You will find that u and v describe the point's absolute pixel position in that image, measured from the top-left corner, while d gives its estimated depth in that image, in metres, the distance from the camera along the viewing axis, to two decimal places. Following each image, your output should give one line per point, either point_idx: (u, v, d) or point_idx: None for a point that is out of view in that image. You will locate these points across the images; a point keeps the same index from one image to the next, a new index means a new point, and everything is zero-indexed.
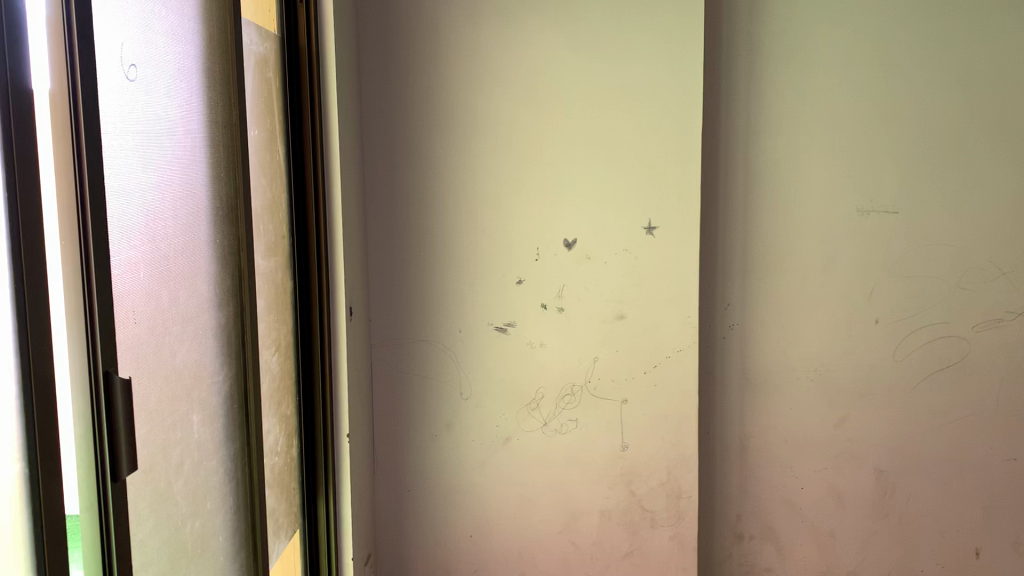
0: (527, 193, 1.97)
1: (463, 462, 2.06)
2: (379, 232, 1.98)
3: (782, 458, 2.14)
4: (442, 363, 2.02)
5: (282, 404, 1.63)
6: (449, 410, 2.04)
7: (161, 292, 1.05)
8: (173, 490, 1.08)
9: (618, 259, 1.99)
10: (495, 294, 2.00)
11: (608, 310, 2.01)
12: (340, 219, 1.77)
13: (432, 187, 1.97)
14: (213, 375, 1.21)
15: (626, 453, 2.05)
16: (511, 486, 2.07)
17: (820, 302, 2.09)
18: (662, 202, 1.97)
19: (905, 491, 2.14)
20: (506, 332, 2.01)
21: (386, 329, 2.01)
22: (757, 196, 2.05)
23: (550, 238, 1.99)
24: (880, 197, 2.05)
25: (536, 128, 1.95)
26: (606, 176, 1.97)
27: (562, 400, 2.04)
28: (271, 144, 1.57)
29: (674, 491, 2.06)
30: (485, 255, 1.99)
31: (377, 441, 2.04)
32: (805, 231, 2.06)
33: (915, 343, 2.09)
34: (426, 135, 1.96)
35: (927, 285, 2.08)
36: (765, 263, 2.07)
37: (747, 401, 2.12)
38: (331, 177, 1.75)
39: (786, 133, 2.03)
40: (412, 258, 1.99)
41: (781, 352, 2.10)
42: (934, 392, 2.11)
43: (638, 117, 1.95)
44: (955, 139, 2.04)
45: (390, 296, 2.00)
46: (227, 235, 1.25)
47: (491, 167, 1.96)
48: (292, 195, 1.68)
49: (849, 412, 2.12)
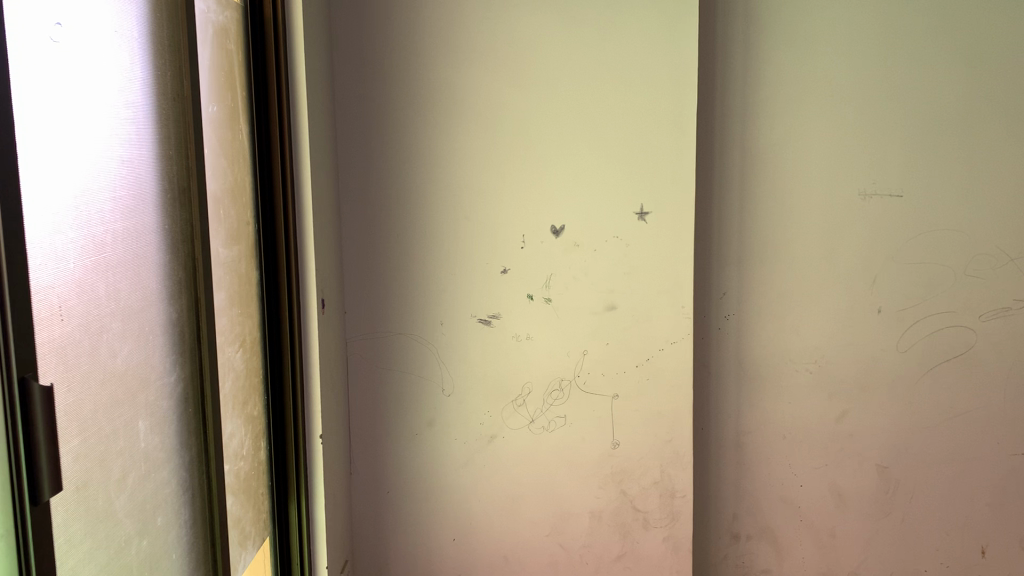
0: (512, 177, 1.85)
1: (445, 461, 1.94)
2: (355, 218, 1.85)
3: (781, 454, 2.03)
4: (422, 358, 1.90)
5: (247, 403, 1.51)
6: (430, 408, 1.92)
7: (97, 283, 0.93)
8: (116, 507, 0.97)
9: (609, 246, 1.88)
10: (478, 283, 1.88)
11: (598, 300, 1.90)
12: (310, 204, 1.64)
13: (411, 170, 1.84)
14: (163, 377, 1.09)
15: (617, 450, 1.94)
16: (496, 487, 1.95)
17: (820, 291, 1.98)
18: (655, 186, 1.86)
19: (908, 487, 2.04)
20: (490, 324, 1.90)
21: (362, 322, 1.88)
22: (754, 180, 1.94)
23: (537, 224, 1.87)
24: (884, 180, 1.95)
25: (520, 108, 1.83)
26: (595, 159, 1.85)
27: (550, 396, 1.92)
28: (232, 123, 1.45)
29: (668, 490, 1.96)
30: (467, 243, 1.87)
31: (353, 440, 1.92)
32: (805, 216, 1.96)
33: (919, 334, 1.99)
34: (404, 115, 1.83)
35: (932, 272, 1.98)
36: (763, 251, 1.96)
37: (743, 395, 2.01)
38: (300, 159, 1.62)
39: (785, 113, 1.92)
40: (389, 246, 1.86)
41: (779, 344, 2.00)
42: (938, 385, 2.01)
43: (628, 95, 1.83)
44: (963, 119, 1.93)
45: (366, 287, 1.87)
46: (177, 220, 1.13)
47: (473, 148, 1.84)
48: (257, 177, 1.55)
49: (851, 407, 2.02)
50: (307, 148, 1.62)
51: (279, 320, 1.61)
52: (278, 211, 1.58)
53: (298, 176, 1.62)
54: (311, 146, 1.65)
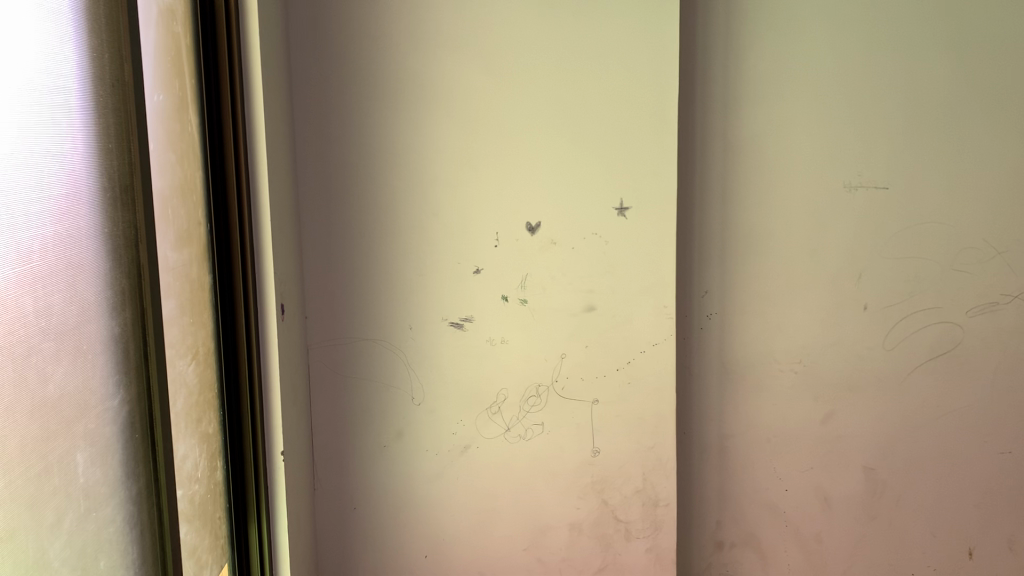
0: (484, 171, 1.74)
1: (416, 475, 1.83)
2: (315, 216, 1.72)
3: (766, 458, 1.96)
4: (390, 365, 1.78)
5: (202, 421, 1.38)
6: (398, 417, 1.80)
7: (22, 298, 0.79)
8: (49, 556, 0.84)
9: (587, 244, 1.78)
10: (450, 284, 1.77)
11: (577, 301, 1.80)
12: (267, 202, 1.51)
13: (376, 165, 1.72)
14: (105, 401, 0.95)
15: (598, 459, 1.85)
16: (471, 501, 1.85)
17: (805, 289, 1.91)
18: (635, 180, 1.76)
19: (895, 489, 1.98)
20: (462, 328, 1.78)
21: (325, 327, 1.75)
22: (737, 172, 1.85)
23: (511, 221, 1.76)
24: (870, 173, 1.88)
25: (493, 97, 1.72)
26: (573, 151, 1.75)
27: (526, 403, 1.82)
28: (180, 114, 1.32)
29: (651, 499, 1.87)
30: (437, 242, 1.76)
31: (317, 454, 1.79)
32: (789, 211, 1.88)
33: (905, 331, 1.93)
34: (368, 105, 1.70)
35: (919, 267, 1.91)
36: (745, 247, 1.88)
37: (727, 398, 1.93)
38: (255, 153, 1.50)
39: (769, 102, 1.84)
40: (353, 247, 1.74)
41: (763, 344, 1.92)
42: (925, 384, 1.95)
43: (606, 83, 1.73)
44: (950, 108, 1.87)
45: (329, 291, 1.75)
46: (120, 222, 0.99)
47: (443, 140, 1.73)
48: (209, 171, 1.42)
49: (837, 407, 1.95)
50: (263, 140, 1.50)
51: (235, 327, 1.48)
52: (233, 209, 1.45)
53: (253, 171, 1.50)
54: (268, 139, 1.52)
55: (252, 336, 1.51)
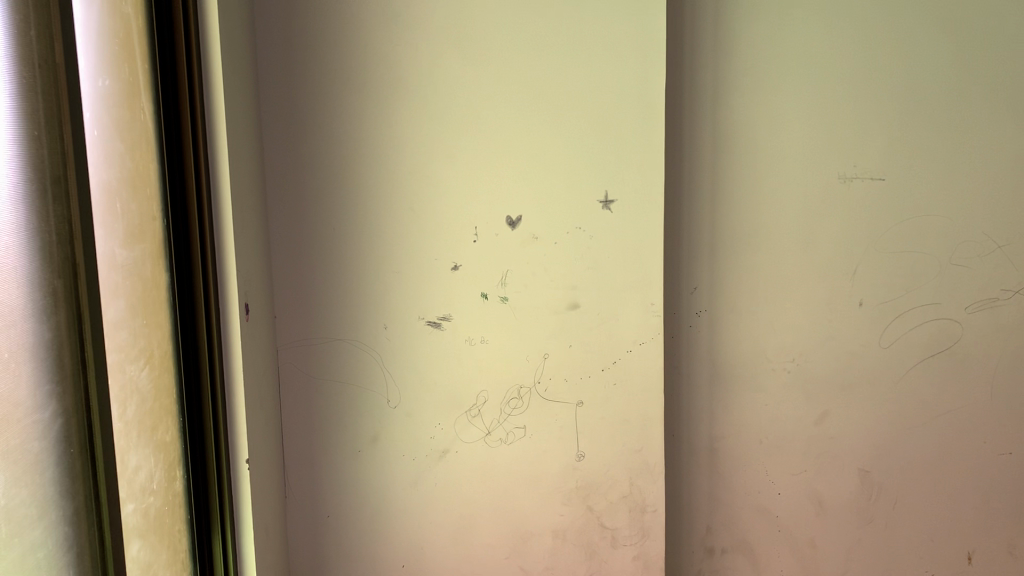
0: (462, 163, 1.66)
1: (392, 481, 1.74)
2: (282, 210, 1.63)
3: (757, 461, 1.88)
4: (364, 367, 1.70)
5: (157, 429, 1.30)
6: (373, 421, 1.72)
7: None
8: None
9: (570, 238, 1.70)
10: (427, 282, 1.69)
11: (560, 298, 1.72)
12: (229, 193, 1.41)
13: (348, 156, 1.63)
14: (33, 414, 0.87)
15: (582, 463, 1.77)
16: (450, 507, 1.77)
17: (798, 285, 1.83)
18: (620, 172, 1.68)
19: (891, 492, 1.91)
20: (439, 327, 1.70)
21: (295, 326, 1.66)
22: (727, 164, 1.77)
23: (491, 215, 1.68)
24: (865, 163, 1.80)
25: (471, 84, 1.64)
26: (555, 141, 1.67)
27: (507, 405, 1.74)
28: (130, 100, 1.24)
29: (637, 505, 1.80)
30: (413, 237, 1.67)
31: (288, 460, 1.70)
32: (781, 204, 1.80)
33: (902, 328, 1.86)
34: (338, 93, 1.61)
35: (916, 262, 1.84)
36: (735, 241, 1.80)
37: (717, 398, 1.85)
38: (215, 141, 1.40)
39: (760, 89, 1.76)
40: (323, 243, 1.65)
41: (754, 342, 1.84)
42: (922, 383, 1.88)
43: (590, 70, 1.65)
44: (949, 96, 1.79)
45: (298, 288, 1.66)
46: (50, 219, 0.90)
47: (417, 131, 1.64)
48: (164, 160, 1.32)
49: (831, 408, 1.87)
50: (224, 127, 1.39)
51: (195, 329, 1.38)
52: (191, 202, 1.34)
53: (214, 160, 1.40)
54: (230, 127, 1.43)
55: (213, 338, 1.40)
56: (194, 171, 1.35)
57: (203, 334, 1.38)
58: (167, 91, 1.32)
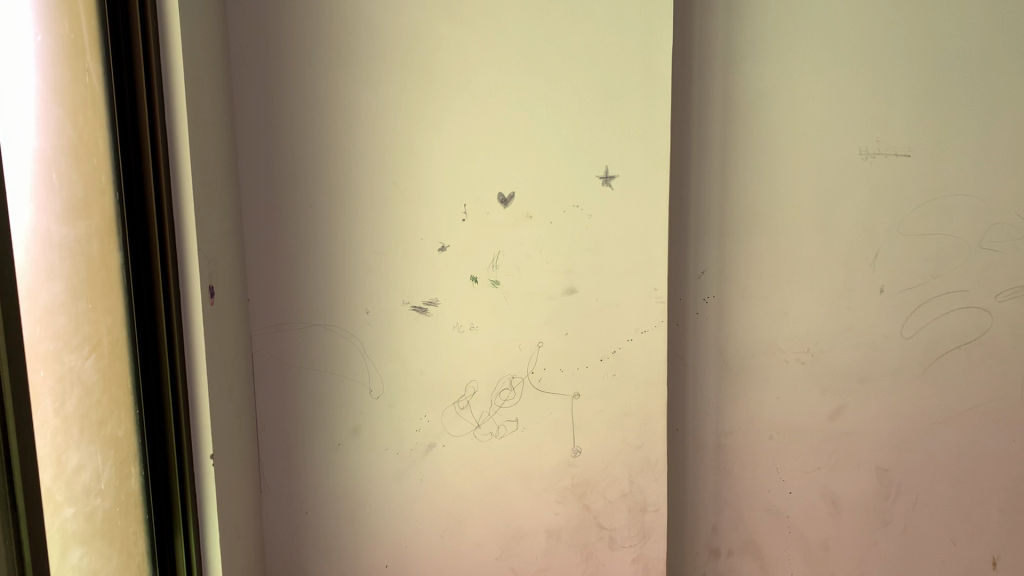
0: (450, 135, 1.53)
1: (374, 477, 1.62)
2: (255, 184, 1.49)
3: (768, 458, 1.75)
4: (343, 355, 1.57)
5: (107, 423, 1.18)
6: (354, 413, 1.59)
7: None
8: None
9: (567, 217, 1.57)
10: (411, 263, 1.56)
11: (556, 283, 1.59)
12: (189, 164, 1.25)
13: (326, 127, 1.50)
14: None
15: (578, 459, 1.65)
16: (436, 506, 1.65)
17: (815, 270, 1.69)
18: (623, 145, 1.55)
19: (911, 492, 1.78)
20: (426, 313, 1.58)
21: (269, 310, 1.53)
22: (737, 137, 1.64)
23: (481, 192, 1.55)
24: (889, 138, 1.66)
25: (460, 49, 1.51)
26: (551, 113, 1.54)
27: (498, 397, 1.62)
28: (71, 61, 1.10)
29: (637, 504, 1.68)
30: (395, 215, 1.54)
31: (263, 455, 1.57)
32: (797, 182, 1.66)
33: (925, 317, 1.72)
34: (315, 56, 1.48)
35: (943, 246, 1.70)
36: (747, 222, 1.67)
37: (725, 391, 1.72)
38: (173, 105, 1.23)
39: (775, 56, 1.62)
40: (300, 220, 1.52)
41: (766, 331, 1.71)
42: (947, 376, 1.74)
43: (590, 35, 1.52)
44: (981, 67, 1.65)
45: (274, 270, 1.52)
46: None
47: (403, 99, 1.51)
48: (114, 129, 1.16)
49: (848, 402, 1.74)
50: (181, 81, 1.23)
51: (154, 310, 1.23)
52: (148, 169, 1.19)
53: (174, 126, 1.24)
54: (197, 92, 1.30)
55: (173, 320, 1.25)
56: (149, 135, 1.19)
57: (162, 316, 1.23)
58: (119, 44, 1.16)
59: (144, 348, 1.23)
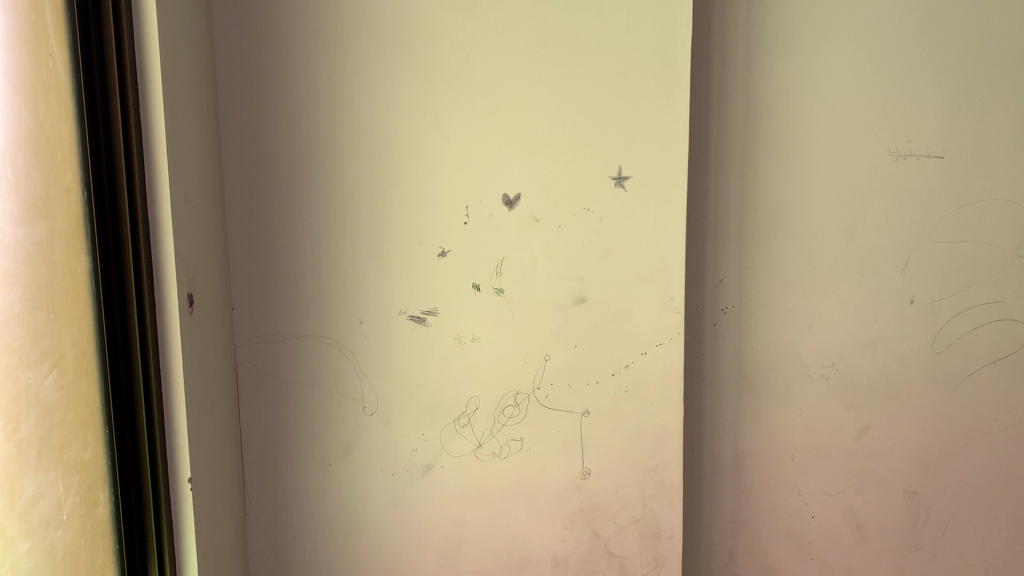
0: (453, 131, 1.42)
1: (367, 501, 1.50)
2: (241, 181, 1.38)
3: (789, 480, 1.64)
4: (336, 368, 1.45)
5: (70, 445, 1.04)
6: (346, 431, 1.47)
7: None
8: None
9: (577, 221, 1.46)
10: (409, 269, 1.45)
11: (564, 292, 1.48)
12: (164, 155, 1.11)
13: (318, 121, 1.39)
14: None
15: (587, 481, 1.54)
16: (434, 532, 1.52)
17: (840, 279, 1.58)
18: (638, 144, 1.44)
19: (941, 517, 1.67)
20: (424, 323, 1.46)
21: (255, 320, 1.42)
22: (759, 136, 1.53)
23: (485, 193, 1.44)
24: (921, 138, 1.55)
25: (464, 38, 1.40)
26: (561, 108, 1.43)
27: (501, 414, 1.50)
28: (35, 44, 0.95)
29: (650, 530, 1.56)
30: (392, 217, 1.43)
31: (247, 475, 1.45)
32: (823, 184, 1.55)
33: (958, 331, 1.61)
34: (308, 44, 1.36)
35: (978, 254, 1.59)
36: (768, 228, 1.56)
37: (744, 408, 1.61)
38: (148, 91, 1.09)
39: (801, 49, 1.51)
40: (289, 222, 1.40)
41: (787, 344, 1.60)
42: (981, 393, 1.63)
43: (603, 26, 1.41)
44: (1018, 65, 1.54)
45: (259, 275, 1.41)
46: None
47: (402, 91, 1.40)
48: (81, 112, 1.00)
49: (875, 421, 1.63)
50: (156, 61, 1.09)
51: (126, 311, 1.08)
52: (119, 151, 1.04)
53: (148, 114, 1.10)
54: (180, 83, 1.19)
55: (146, 323, 1.10)
56: (121, 120, 1.04)
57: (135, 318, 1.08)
58: (87, 14, 1.00)
59: (115, 355, 1.08)
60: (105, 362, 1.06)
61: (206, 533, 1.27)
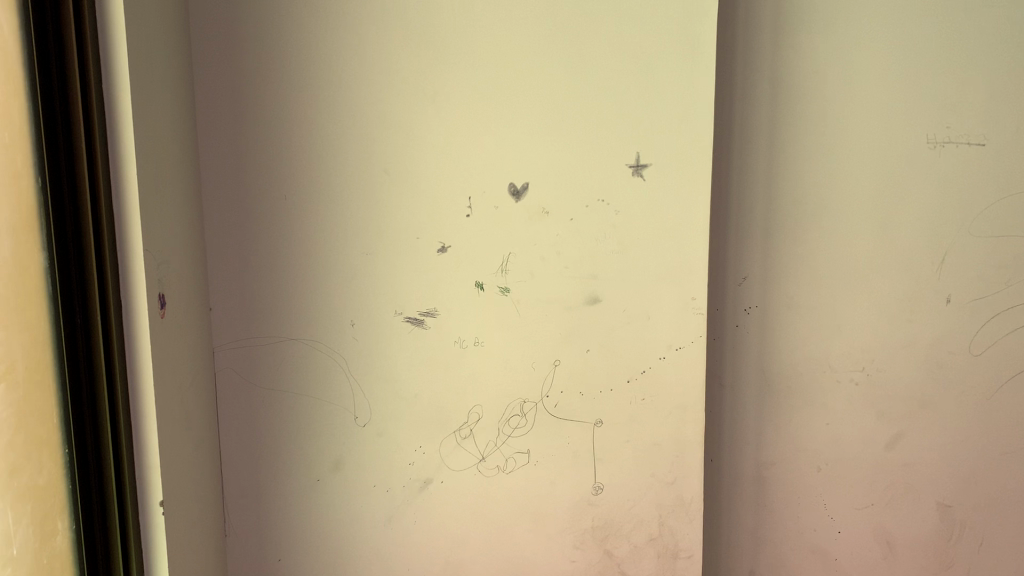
0: (454, 113, 1.28)
1: (360, 521, 1.36)
2: (219, 169, 1.24)
3: (815, 492, 1.52)
4: (324, 375, 1.32)
5: (21, 472, 0.87)
6: (337, 444, 1.34)
7: None
8: None
9: (590, 214, 1.33)
10: (406, 266, 1.31)
11: (576, 291, 1.35)
12: (130, 133, 0.94)
13: (305, 102, 1.25)
14: None
15: (600, 497, 1.41)
16: (432, 553, 1.39)
17: (873, 276, 1.46)
18: (658, 129, 1.32)
19: (976, 531, 1.55)
20: (422, 325, 1.33)
21: (236, 322, 1.28)
22: (786, 123, 1.41)
23: (489, 183, 1.31)
24: (961, 124, 1.43)
25: (467, 10, 1.26)
26: (572, 89, 1.30)
27: (506, 424, 1.37)
28: None
29: (668, 549, 1.44)
30: (387, 208, 1.29)
31: (226, 493, 1.31)
32: (855, 174, 1.43)
33: (996, 332, 1.49)
34: (294, 15, 1.23)
35: (1019, 250, 1.48)
36: (795, 221, 1.44)
37: (767, 416, 1.49)
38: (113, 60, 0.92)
39: (834, 25, 1.39)
40: (273, 214, 1.26)
41: (814, 347, 1.48)
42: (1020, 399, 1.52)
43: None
44: None
45: (240, 273, 1.27)
46: None
47: (399, 69, 1.26)
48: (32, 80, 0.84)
49: (906, 429, 1.51)
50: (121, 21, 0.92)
51: (88, 310, 0.91)
52: (78, 122, 0.87)
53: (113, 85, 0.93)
54: (154, 56, 1.04)
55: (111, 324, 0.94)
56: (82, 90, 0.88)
57: (98, 317, 0.91)
58: None
59: (76, 362, 0.92)
60: (64, 369, 0.91)
61: (185, 565, 1.13)
